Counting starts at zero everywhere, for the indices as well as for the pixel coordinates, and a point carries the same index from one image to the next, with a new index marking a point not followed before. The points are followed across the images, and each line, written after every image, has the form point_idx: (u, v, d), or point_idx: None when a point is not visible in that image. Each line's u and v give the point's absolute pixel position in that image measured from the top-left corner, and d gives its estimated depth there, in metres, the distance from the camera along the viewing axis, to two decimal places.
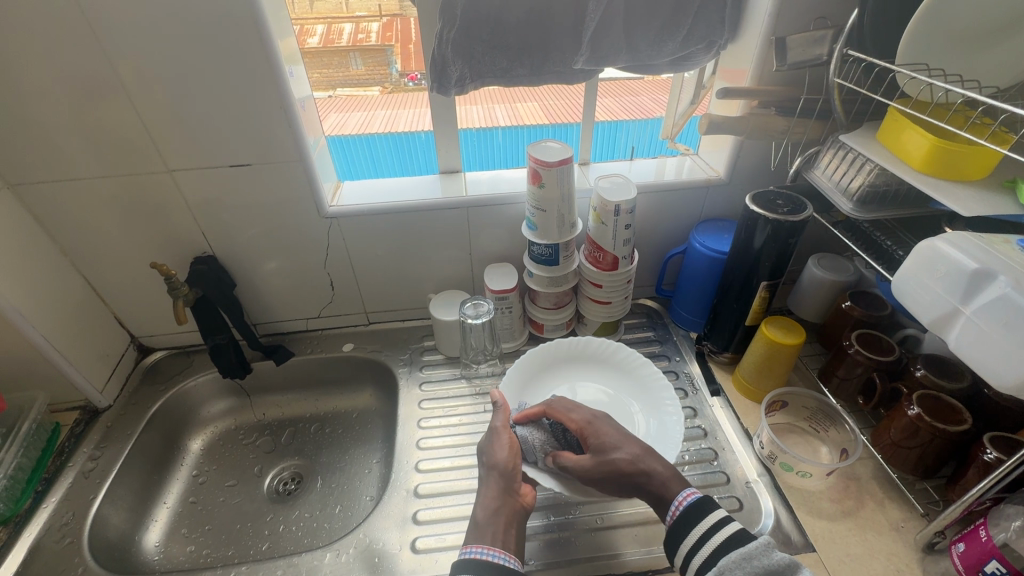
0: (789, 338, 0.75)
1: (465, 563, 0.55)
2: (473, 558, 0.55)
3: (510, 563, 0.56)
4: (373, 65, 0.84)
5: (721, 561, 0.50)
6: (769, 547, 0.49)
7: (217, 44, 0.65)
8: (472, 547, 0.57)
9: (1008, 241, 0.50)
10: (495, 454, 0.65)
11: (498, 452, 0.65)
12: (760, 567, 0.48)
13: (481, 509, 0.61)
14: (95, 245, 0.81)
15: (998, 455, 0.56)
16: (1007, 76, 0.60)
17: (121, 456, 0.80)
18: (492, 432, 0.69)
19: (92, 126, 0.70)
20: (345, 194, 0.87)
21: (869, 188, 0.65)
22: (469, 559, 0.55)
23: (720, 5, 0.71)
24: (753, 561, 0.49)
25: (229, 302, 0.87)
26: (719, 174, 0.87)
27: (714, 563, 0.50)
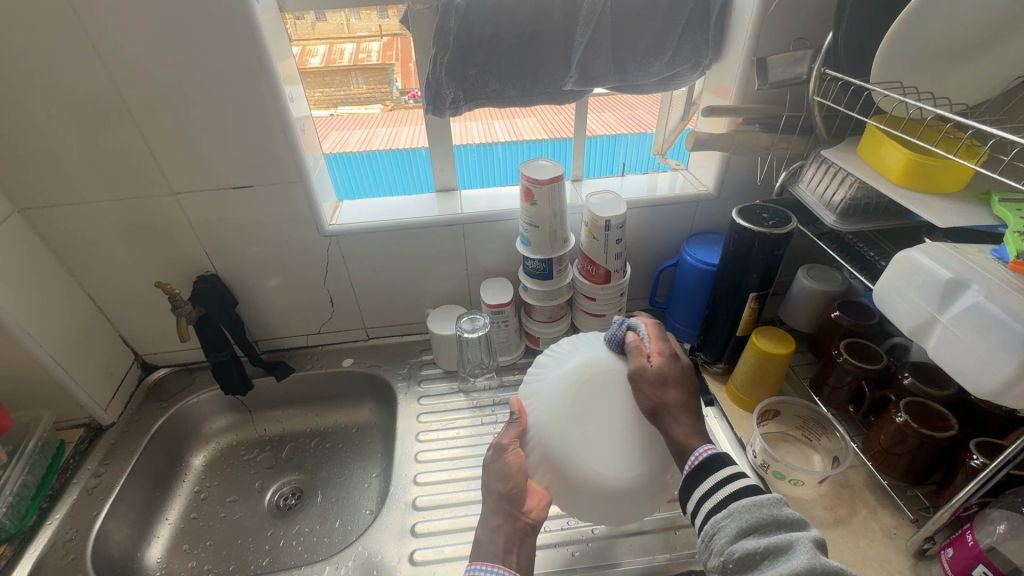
0: (780, 348, 0.77)
1: None
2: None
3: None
4: (376, 84, 0.91)
5: (732, 505, 0.52)
6: (780, 502, 0.51)
7: (221, 72, 0.68)
8: (475, 564, 0.57)
9: (983, 251, 0.53)
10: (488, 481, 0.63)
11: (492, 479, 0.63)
12: (768, 514, 0.49)
13: (482, 528, 0.62)
14: (101, 265, 0.83)
15: (984, 460, 0.57)
16: (974, 93, 0.63)
17: (124, 472, 0.81)
18: (498, 450, 0.64)
19: (100, 150, 0.72)
20: (344, 213, 0.89)
21: (850, 201, 0.67)
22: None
23: (704, 27, 0.74)
24: (762, 508, 0.50)
25: (231, 320, 0.89)
26: (708, 188, 0.90)
27: (725, 506, 0.52)
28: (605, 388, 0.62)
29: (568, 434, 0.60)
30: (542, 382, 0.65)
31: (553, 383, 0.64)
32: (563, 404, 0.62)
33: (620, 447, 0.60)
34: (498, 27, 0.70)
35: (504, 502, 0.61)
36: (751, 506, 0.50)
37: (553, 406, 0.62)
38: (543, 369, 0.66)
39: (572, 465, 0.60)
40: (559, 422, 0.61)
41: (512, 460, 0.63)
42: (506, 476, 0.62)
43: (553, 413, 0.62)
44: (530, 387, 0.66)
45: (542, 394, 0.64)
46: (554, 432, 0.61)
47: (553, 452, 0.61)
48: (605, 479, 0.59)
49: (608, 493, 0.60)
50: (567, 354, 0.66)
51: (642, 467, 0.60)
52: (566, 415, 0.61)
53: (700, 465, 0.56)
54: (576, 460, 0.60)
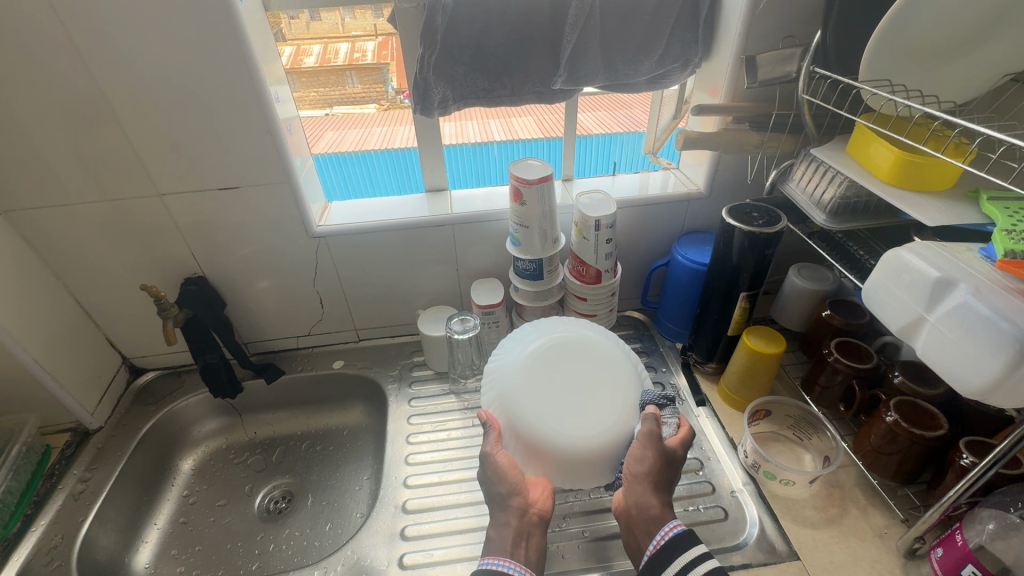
0: (771, 347, 0.76)
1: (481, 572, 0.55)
2: (486, 568, 0.56)
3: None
4: (370, 84, 0.89)
5: None
6: None
7: (206, 72, 0.68)
8: (488, 557, 0.57)
9: (971, 250, 0.53)
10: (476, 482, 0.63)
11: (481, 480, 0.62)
12: None
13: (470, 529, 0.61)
14: (87, 268, 0.82)
15: (973, 459, 0.57)
16: (963, 91, 0.62)
17: (111, 478, 0.81)
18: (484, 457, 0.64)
19: (83, 152, 0.71)
20: (333, 213, 0.88)
21: (840, 200, 0.66)
22: (484, 569, 0.56)
23: (694, 25, 0.74)
24: None
25: (219, 323, 0.88)
26: (699, 187, 0.89)
27: None
28: (561, 359, 0.69)
29: (537, 401, 0.65)
30: (504, 363, 0.70)
31: (511, 369, 0.69)
32: (527, 383, 0.67)
33: (585, 408, 0.66)
34: (486, 26, 0.69)
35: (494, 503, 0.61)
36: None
37: (518, 379, 0.67)
38: (504, 352, 0.71)
39: (546, 429, 0.64)
40: (529, 401, 0.66)
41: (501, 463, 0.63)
42: (501, 477, 0.62)
43: (520, 384, 0.67)
44: (493, 369, 0.70)
45: (506, 371, 0.69)
46: (528, 411, 0.65)
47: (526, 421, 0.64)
48: (580, 435, 0.64)
49: (584, 452, 0.64)
50: (516, 343, 0.72)
51: (609, 422, 0.65)
52: (532, 386, 0.67)
53: (670, 542, 0.57)
54: (550, 425, 0.64)
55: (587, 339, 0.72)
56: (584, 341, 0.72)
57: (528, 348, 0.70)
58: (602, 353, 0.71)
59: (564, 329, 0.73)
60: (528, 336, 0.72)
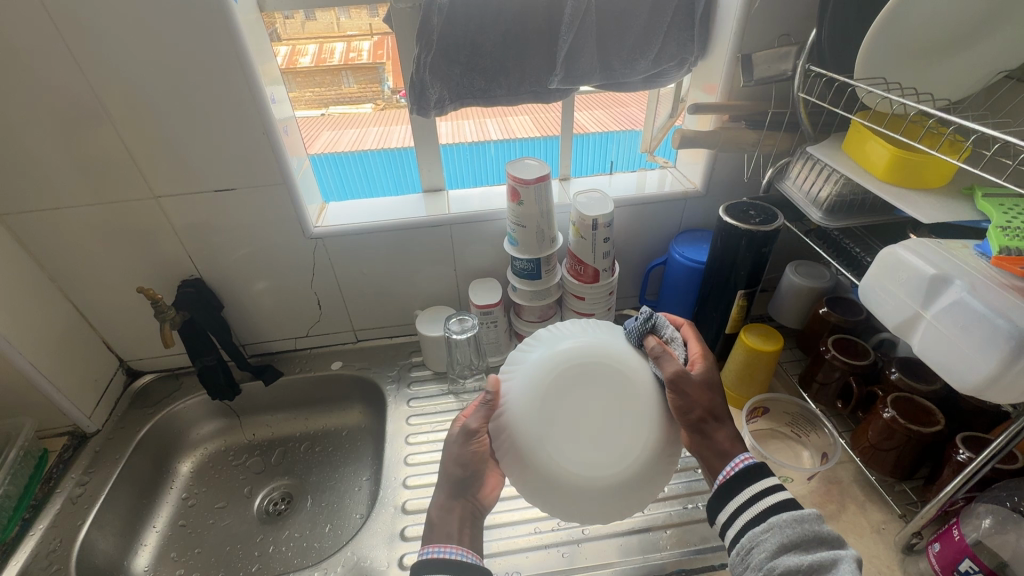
0: (768, 345, 0.77)
1: (420, 563, 0.54)
2: (428, 559, 0.54)
3: (468, 559, 0.56)
4: (366, 83, 0.87)
5: (772, 519, 0.52)
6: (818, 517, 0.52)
7: (201, 73, 0.67)
8: (429, 546, 0.56)
9: (966, 247, 0.53)
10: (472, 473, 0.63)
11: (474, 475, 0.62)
12: (810, 530, 0.50)
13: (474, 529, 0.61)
14: (84, 271, 0.82)
15: (970, 455, 0.57)
16: (958, 89, 0.63)
17: (109, 481, 0.80)
18: (467, 434, 0.62)
19: (77, 154, 0.71)
20: (330, 215, 0.88)
21: (836, 197, 0.66)
22: (426, 560, 0.54)
23: (690, 24, 0.74)
24: (804, 524, 0.51)
25: (217, 325, 0.87)
26: (696, 185, 0.89)
27: (763, 520, 0.53)
28: (574, 382, 0.59)
29: (553, 443, 0.57)
30: (509, 393, 0.60)
31: (518, 394, 0.59)
32: (534, 412, 0.58)
33: (607, 440, 0.57)
34: (481, 26, 0.69)
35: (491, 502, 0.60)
36: (793, 521, 0.51)
37: (523, 411, 0.58)
38: (509, 379, 0.61)
39: (565, 473, 0.56)
40: (534, 434, 0.57)
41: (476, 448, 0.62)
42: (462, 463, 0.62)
43: (530, 421, 0.57)
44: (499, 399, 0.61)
45: (512, 404, 0.59)
46: (533, 445, 0.57)
47: (542, 466, 0.56)
48: (591, 477, 0.56)
49: (612, 489, 0.57)
50: (527, 358, 0.62)
51: (637, 448, 0.57)
52: (544, 423, 0.57)
53: (742, 474, 0.57)
54: (570, 466, 0.56)
55: (603, 351, 0.61)
56: (597, 351, 0.61)
57: (540, 368, 0.60)
58: (619, 365, 0.60)
59: (574, 338, 0.62)
60: (541, 351, 0.62)
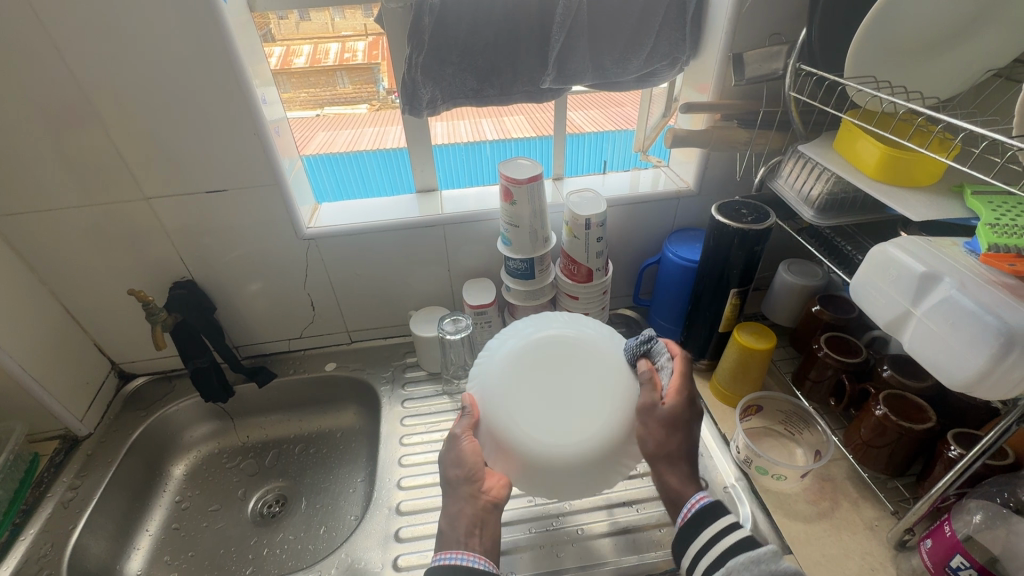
0: (761, 343, 0.77)
1: (436, 568, 0.53)
2: (444, 564, 0.54)
3: (483, 565, 0.55)
4: (361, 84, 0.86)
5: (730, 562, 0.50)
6: (779, 555, 0.49)
7: (190, 74, 0.67)
8: (441, 552, 0.56)
9: (956, 244, 0.53)
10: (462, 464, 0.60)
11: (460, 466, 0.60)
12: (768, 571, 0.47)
13: None
14: (75, 273, 0.82)
15: (961, 451, 0.58)
16: (946, 87, 0.63)
17: (101, 485, 0.80)
18: (451, 441, 0.61)
19: (66, 156, 0.70)
20: (323, 215, 0.88)
21: (827, 196, 0.67)
22: (441, 565, 0.54)
23: (681, 24, 0.74)
24: (761, 565, 0.48)
25: (209, 327, 0.87)
26: (689, 185, 0.89)
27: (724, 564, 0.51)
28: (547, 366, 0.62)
29: (519, 416, 0.60)
30: (486, 370, 0.64)
31: (490, 374, 0.63)
32: (504, 388, 0.61)
33: (575, 414, 0.60)
34: (473, 25, 0.69)
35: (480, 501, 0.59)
36: (748, 562, 0.49)
37: (495, 387, 0.62)
38: (486, 359, 0.65)
39: (528, 445, 0.59)
40: (504, 409, 0.60)
41: (466, 448, 0.60)
42: (458, 461, 0.60)
43: (500, 396, 0.61)
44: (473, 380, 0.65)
45: (487, 379, 0.63)
46: (503, 419, 0.60)
47: (507, 437, 0.59)
48: (559, 449, 0.58)
49: (571, 467, 0.58)
50: (500, 341, 0.66)
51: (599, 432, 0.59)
52: (513, 398, 0.61)
53: (696, 517, 0.55)
54: (533, 440, 0.59)
55: (569, 334, 0.65)
56: (567, 337, 0.65)
57: (510, 349, 0.64)
58: (591, 356, 0.63)
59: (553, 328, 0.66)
60: (513, 335, 0.66)
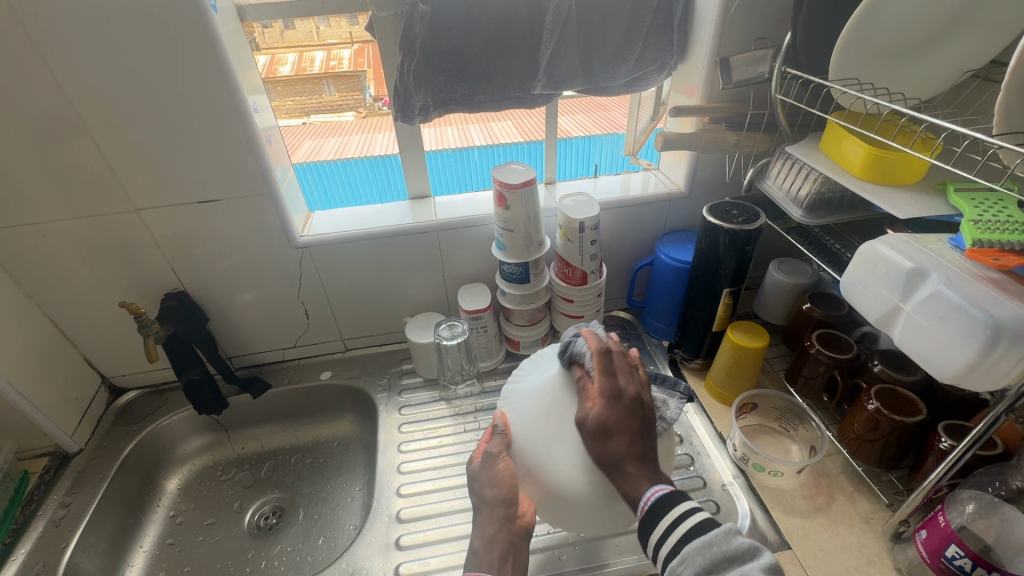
0: (754, 342, 0.78)
1: None
2: None
3: None
4: (347, 92, 0.89)
5: (686, 549, 0.50)
6: (730, 534, 0.49)
7: (180, 84, 0.67)
8: None
9: (941, 241, 0.55)
10: (487, 489, 0.61)
11: (490, 489, 0.61)
12: (721, 553, 0.48)
13: (480, 535, 0.60)
14: (63, 287, 0.80)
15: (952, 443, 0.59)
16: (926, 88, 0.65)
17: (93, 501, 0.78)
18: (486, 459, 0.62)
19: (54, 168, 0.70)
20: (316, 223, 0.87)
21: (816, 195, 0.68)
22: None
23: (669, 29, 0.76)
24: (714, 548, 0.48)
25: (202, 338, 0.86)
26: (679, 186, 0.91)
27: (679, 551, 0.50)
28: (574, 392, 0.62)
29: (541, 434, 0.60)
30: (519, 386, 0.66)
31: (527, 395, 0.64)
32: (539, 412, 0.61)
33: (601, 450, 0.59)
34: (464, 33, 0.70)
35: (496, 514, 0.60)
36: (701, 548, 0.49)
37: (530, 412, 0.62)
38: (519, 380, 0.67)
39: (547, 464, 0.59)
40: (534, 432, 0.60)
41: (502, 470, 0.61)
42: (495, 483, 0.60)
43: (533, 423, 0.61)
44: (509, 402, 0.65)
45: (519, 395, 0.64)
46: (531, 443, 0.60)
47: (528, 451, 0.60)
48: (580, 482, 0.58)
49: (585, 502, 0.58)
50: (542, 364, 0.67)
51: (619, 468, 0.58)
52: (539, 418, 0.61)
53: (652, 513, 0.53)
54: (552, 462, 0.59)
55: None
56: None
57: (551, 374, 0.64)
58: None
59: None
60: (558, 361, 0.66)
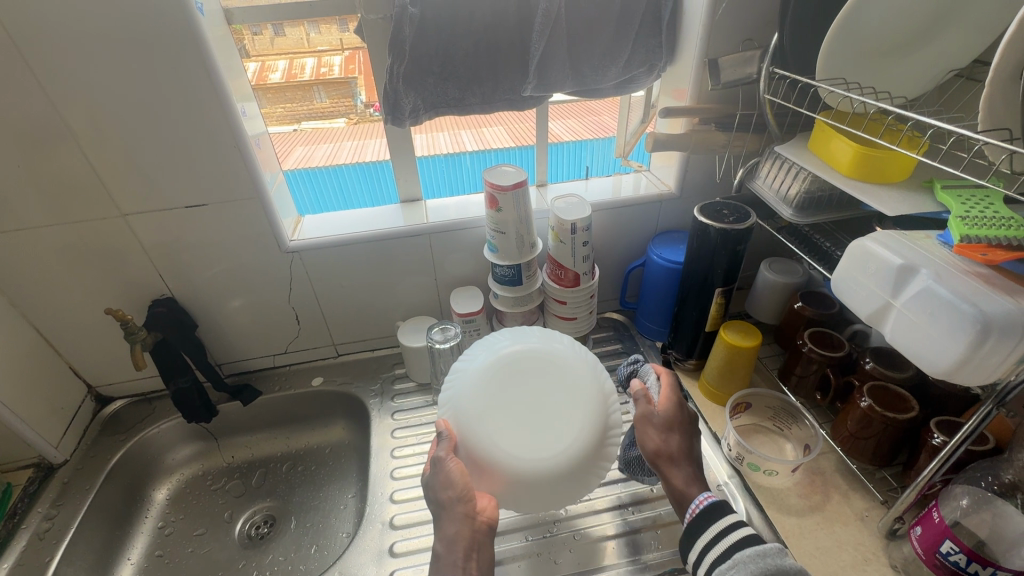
0: (747, 341, 0.78)
1: None
2: None
3: None
4: (338, 98, 0.90)
5: (737, 554, 0.52)
6: (782, 552, 0.51)
7: (166, 88, 0.66)
8: None
9: (930, 237, 0.55)
10: (442, 491, 0.57)
11: (445, 490, 0.57)
12: (773, 564, 0.50)
13: None
14: (47, 294, 0.79)
15: (944, 439, 0.59)
16: (912, 87, 0.66)
17: (79, 513, 0.77)
18: (435, 463, 0.58)
19: (37, 173, 0.68)
20: (306, 228, 0.87)
21: (805, 195, 0.68)
22: None
23: (657, 31, 0.76)
24: (766, 559, 0.50)
25: (191, 345, 0.85)
26: (670, 188, 0.91)
27: (729, 557, 0.52)
28: (520, 378, 0.61)
29: (493, 428, 0.58)
30: (460, 378, 0.61)
31: (468, 382, 0.60)
32: (482, 400, 0.59)
33: (548, 432, 0.58)
34: (453, 35, 0.70)
35: (456, 514, 0.56)
36: (754, 556, 0.51)
37: (471, 399, 0.59)
38: (459, 365, 0.63)
39: (501, 458, 0.57)
40: (478, 422, 0.58)
41: (453, 471, 0.57)
42: (449, 485, 0.56)
43: (475, 411, 0.58)
44: (448, 388, 0.62)
45: (459, 389, 0.60)
46: (476, 433, 0.58)
47: (478, 446, 0.57)
48: (529, 463, 0.57)
49: (536, 484, 0.58)
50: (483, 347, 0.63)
51: (574, 445, 0.58)
52: (489, 411, 0.58)
53: (704, 512, 0.56)
54: (499, 451, 0.57)
55: (554, 352, 0.63)
56: (552, 357, 0.62)
57: (493, 358, 0.61)
58: (566, 370, 0.61)
59: (531, 338, 0.64)
60: (499, 342, 0.63)
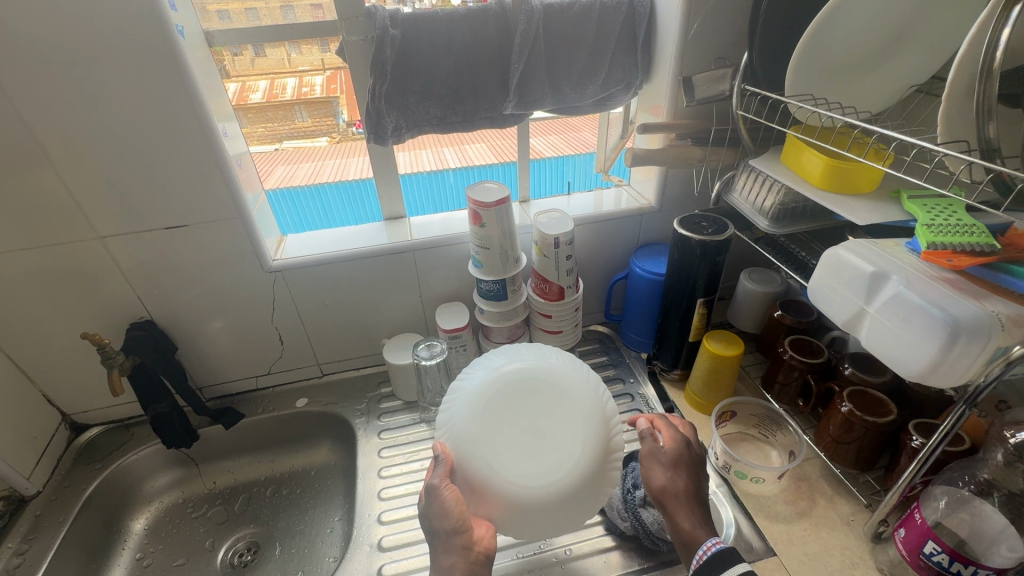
0: (729, 350, 0.79)
1: None
2: None
3: None
4: (320, 117, 0.88)
5: None
6: None
7: (147, 109, 0.66)
8: None
9: (899, 244, 0.57)
10: (439, 520, 0.56)
11: (442, 519, 0.56)
12: None
13: None
14: (21, 320, 0.77)
15: (922, 440, 0.61)
16: (874, 101, 0.69)
17: (52, 547, 0.74)
18: (429, 491, 0.57)
19: (11, 196, 0.67)
20: (289, 247, 0.86)
21: (780, 206, 0.70)
22: None
23: (633, 51, 0.79)
24: None
25: (171, 368, 0.83)
26: (650, 202, 0.93)
27: None
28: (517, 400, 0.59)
29: (491, 453, 0.57)
30: (457, 401, 0.60)
31: (466, 404, 0.59)
32: (477, 422, 0.58)
33: (547, 455, 0.57)
34: (435, 55, 0.71)
35: (453, 546, 0.56)
36: None
37: (468, 422, 0.58)
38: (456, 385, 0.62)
39: (499, 485, 0.56)
40: (475, 446, 0.57)
41: (449, 498, 0.56)
42: (444, 513, 0.56)
43: (472, 434, 0.57)
44: (446, 410, 0.61)
45: (455, 413, 0.59)
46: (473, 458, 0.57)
47: (474, 471, 0.56)
48: (528, 487, 0.56)
49: (537, 509, 0.56)
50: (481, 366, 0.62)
51: (573, 467, 0.57)
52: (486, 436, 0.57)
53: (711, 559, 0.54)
54: (497, 476, 0.56)
55: (552, 370, 0.61)
56: (549, 376, 0.60)
57: (490, 378, 0.60)
58: (566, 390, 0.60)
59: (527, 357, 0.62)
60: (496, 361, 0.62)
